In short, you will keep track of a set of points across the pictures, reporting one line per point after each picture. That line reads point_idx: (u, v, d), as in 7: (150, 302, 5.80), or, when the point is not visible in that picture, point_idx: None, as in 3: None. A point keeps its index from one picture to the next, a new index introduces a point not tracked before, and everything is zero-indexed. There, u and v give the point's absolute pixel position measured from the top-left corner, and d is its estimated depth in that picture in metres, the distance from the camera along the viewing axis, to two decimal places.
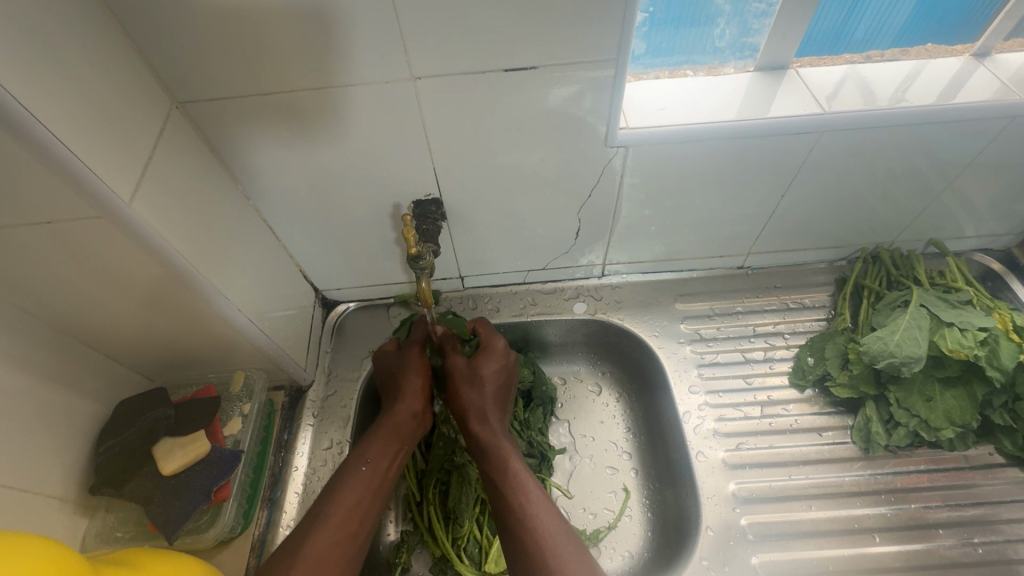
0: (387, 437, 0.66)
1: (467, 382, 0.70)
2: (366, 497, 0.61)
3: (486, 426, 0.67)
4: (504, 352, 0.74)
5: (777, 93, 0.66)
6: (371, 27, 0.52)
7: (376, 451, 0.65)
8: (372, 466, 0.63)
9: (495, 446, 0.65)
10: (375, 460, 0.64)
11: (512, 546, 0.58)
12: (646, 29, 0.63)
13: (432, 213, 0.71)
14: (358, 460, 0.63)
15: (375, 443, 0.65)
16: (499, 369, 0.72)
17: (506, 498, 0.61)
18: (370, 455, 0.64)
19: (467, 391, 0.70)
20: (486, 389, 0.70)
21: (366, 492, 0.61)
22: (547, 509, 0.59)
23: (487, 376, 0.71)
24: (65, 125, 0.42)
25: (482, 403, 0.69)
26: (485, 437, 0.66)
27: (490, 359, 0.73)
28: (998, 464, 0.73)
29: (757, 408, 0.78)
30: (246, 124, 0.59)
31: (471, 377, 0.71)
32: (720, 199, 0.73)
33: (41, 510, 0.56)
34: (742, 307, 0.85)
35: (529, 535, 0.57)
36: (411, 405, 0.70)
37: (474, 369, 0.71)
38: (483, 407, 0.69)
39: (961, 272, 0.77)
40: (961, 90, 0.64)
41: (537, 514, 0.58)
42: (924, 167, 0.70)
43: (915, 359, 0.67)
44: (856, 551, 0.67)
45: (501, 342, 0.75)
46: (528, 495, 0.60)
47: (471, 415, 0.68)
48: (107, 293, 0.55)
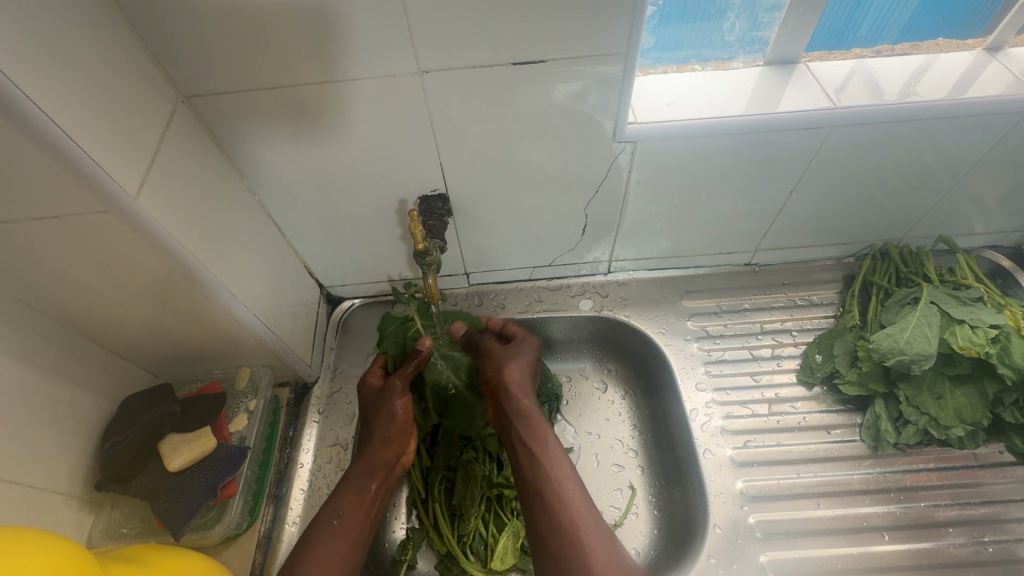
0: (360, 484, 0.65)
1: (509, 353, 0.71)
2: (343, 552, 0.60)
3: (523, 398, 0.67)
4: (536, 346, 0.74)
5: (787, 88, 0.65)
6: (377, 21, 0.51)
7: (348, 503, 0.63)
8: (354, 496, 0.64)
9: (535, 421, 0.66)
10: (348, 512, 0.63)
11: (543, 520, 0.59)
12: (655, 24, 0.63)
13: (438, 209, 0.70)
14: (331, 514, 0.62)
15: (346, 496, 0.64)
16: (536, 354, 0.73)
17: (541, 474, 0.62)
18: (343, 509, 0.63)
19: (510, 362, 0.69)
20: (524, 364, 0.70)
21: (341, 547, 0.60)
22: (582, 494, 0.60)
23: (524, 356, 0.71)
24: (71, 119, 0.42)
25: (520, 377, 0.69)
26: (524, 409, 0.66)
27: (526, 346, 0.73)
28: (1008, 462, 0.72)
29: (765, 405, 0.77)
30: (252, 118, 0.59)
31: (512, 351, 0.71)
32: (729, 196, 0.72)
33: (47, 505, 0.56)
34: (750, 303, 0.85)
35: (564, 516, 0.58)
36: (386, 451, 0.68)
37: (513, 346, 0.72)
38: (521, 382, 0.68)
39: (971, 269, 0.76)
40: (973, 85, 0.63)
41: (572, 497, 0.60)
42: (934, 163, 0.69)
43: (925, 356, 0.66)
44: (865, 549, 0.67)
45: (531, 339, 0.74)
46: (563, 476, 0.61)
47: (511, 385, 0.68)
48: (112, 288, 0.54)
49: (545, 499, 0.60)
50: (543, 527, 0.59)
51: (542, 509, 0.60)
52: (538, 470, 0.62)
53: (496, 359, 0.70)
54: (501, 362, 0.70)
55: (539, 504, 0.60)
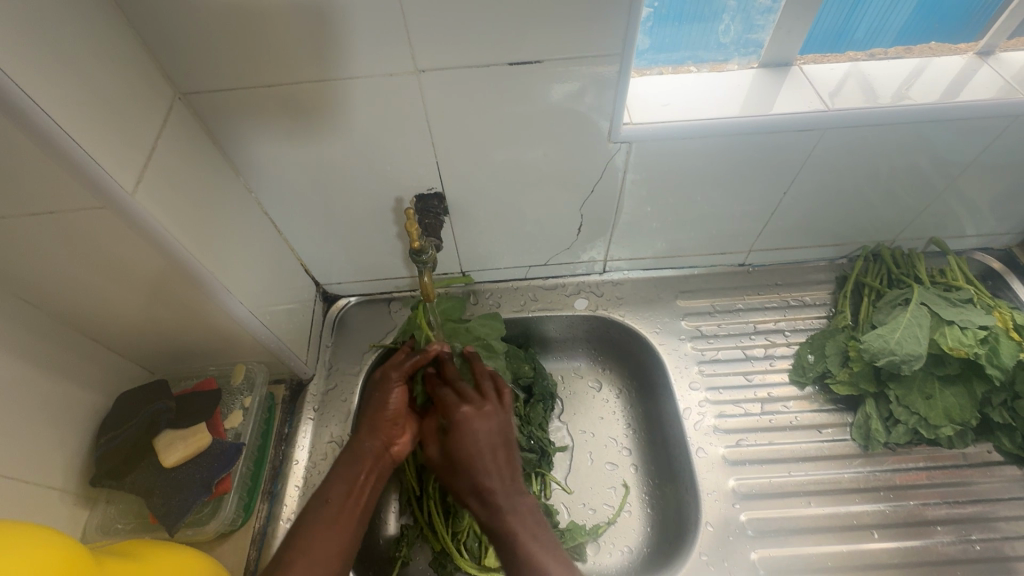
0: (350, 470, 0.63)
1: (474, 417, 0.62)
2: (336, 540, 0.57)
3: (489, 457, 0.60)
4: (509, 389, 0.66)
5: (780, 90, 0.66)
6: (375, 21, 0.52)
7: (337, 491, 0.61)
8: (344, 483, 0.62)
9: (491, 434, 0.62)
10: (336, 500, 0.60)
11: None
12: (651, 25, 0.63)
13: (434, 207, 0.71)
14: (318, 501, 0.59)
15: (334, 483, 0.61)
16: (505, 413, 0.64)
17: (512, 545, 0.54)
18: (330, 496, 0.60)
19: (476, 425, 0.61)
20: (493, 426, 0.62)
21: (332, 539, 0.57)
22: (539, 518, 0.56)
23: (492, 413, 0.63)
24: (67, 114, 0.42)
25: (488, 441, 0.61)
26: (487, 469, 0.59)
27: (497, 394, 0.65)
28: (997, 461, 0.73)
29: (757, 404, 0.78)
30: (248, 116, 0.59)
31: (479, 412, 0.62)
32: (723, 196, 0.73)
33: (42, 500, 0.56)
34: (743, 304, 0.85)
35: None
36: (373, 438, 0.65)
37: (480, 398, 0.64)
38: (490, 441, 0.61)
39: (962, 271, 0.77)
40: (964, 88, 0.64)
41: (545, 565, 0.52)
42: (925, 165, 0.70)
43: (915, 357, 0.67)
44: (855, 547, 0.68)
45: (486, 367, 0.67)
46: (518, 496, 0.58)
47: (478, 453, 0.60)
48: (109, 285, 0.55)
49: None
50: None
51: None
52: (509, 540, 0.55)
53: (461, 429, 0.61)
54: (469, 423, 0.61)
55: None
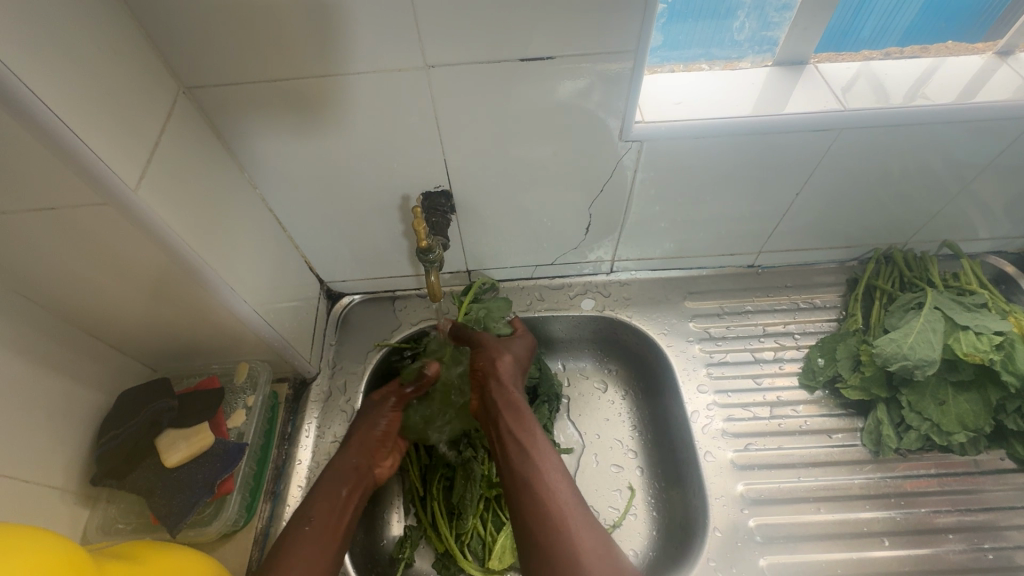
0: (333, 485, 0.64)
1: (501, 345, 0.71)
2: (315, 557, 0.57)
3: (513, 390, 0.67)
4: (534, 341, 0.75)
5: (794, 89, 0.64)
6: (384, 14, 0.50)
7: (320, 508, 0.61)
8: (326, 499, 0.62)
9: (523, 409, 0.65)
10: (319, 517, 0.60)
11: (523, 499, 0.58)
12: (664, 22, 0.62)
13: (442, 206, 0.69)
14: (301, 520, 0.60)
15: (317, 499, 0.62)
16: (529, 354, 0.73)
17: (523, 455, 0.61)
18: (314, 513, 0.60)
19: (501, 354, 0.70)
20: (517, 358, 0.71)
21: (312, 555, 0.57)
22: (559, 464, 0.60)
23: (517, 351, 0.72)
24: (70, 108, 0.41)
25: (512, 370, 0.70)
26: (515, 398, 0.66)
27: (521, 340, 0.74)
28: (1009, 468, 0.72)
29: (766, 408, 0.77)
30: (254, 111, 0.58)
31: (506, 345, 0.72)
32: (734, 197, 0.72)
33: (43, 501, 0.55)
34: (752, 306, 0.84)
35: (545, 496, 0.57)
36: (354, 456, 0.67)
37: (507, 341, 0.73)
38: (511, 369, 0.69)
39: (976, 275, 0.76)
40: (983, 88, 0.63)
41: (552, 476, 0.59)
42: (940, 167, 0.69)
43: (928, 362, 0.66)
44: (864, 554, 0.67)
45: (529, 334, 0.76)
46: (544, 452, 0.61)
47: (502, 375, 0.68)
48: (111, 282, 0.54)
49: (524, 474, 0.59)
50: (524, 510, 0.57)
51: (523, 489, 0.58)
52: (521, 452, 0.61)
53: (488, 350, 0.71)
54: (494, 353, 0.70)
55: (522, 494, 0.58)
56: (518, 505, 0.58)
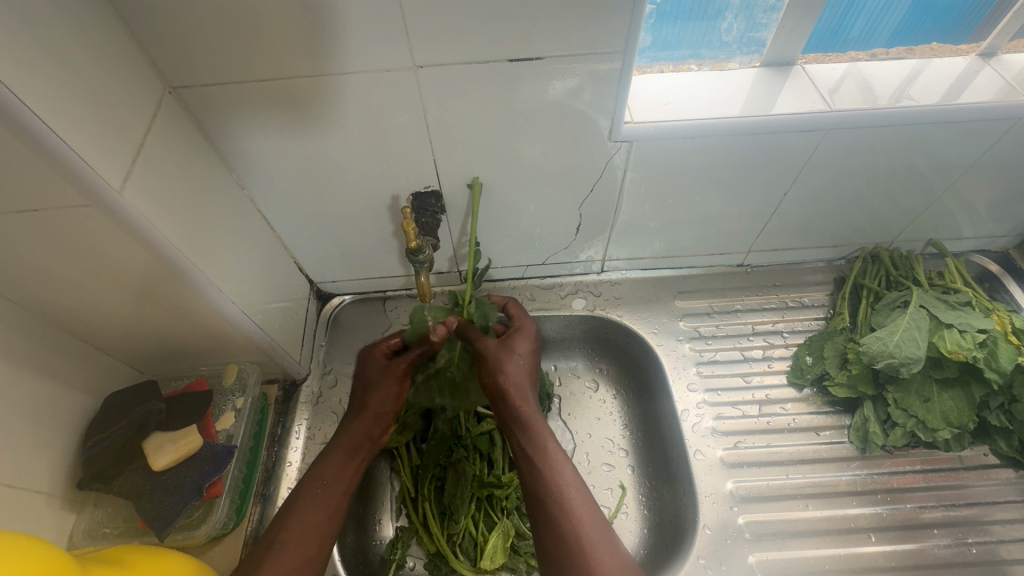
0: (346, 455, 0.64)
1: (505, 354, 0.68)
2: (323, 522, 0.59)
3: (523, 402, 0.64)
4: (534, 336, 0.72)
5: (782, 89, 0.65)
6: (372, 15, 0.50)
7: (333, 472, 0.62)
8: (338, 467, 0.63)
9: (536, 426, 0.62)
10: (331, 481, 0.62)
11: (545, 527, 0.56)
12: (653, 22, 0.62)
13: (431, 206, 0.69)
14: (315, 483, 0.61)
15: (331, 465, 0.63)
16: (533, 355, 0.70)
17: (540, 477, 0.59)
18: (327, 478, 0.62)
19: (507, 364, 0.66)
20: (522, 365, 0.68)
21: (322, 517, 0.59)
22: (582, 491, 0.58)
23: (521, 355, 0.69)
24: (53, 110, 0.41)
25: (519, 379, 0.66)
26: (526, 411, 0.64)
27: (523, 340, 0.70)
28: (992, 464, 0.73)
29: (755, 406, 0.78)
30: (242, 111, 0.58)
31: (510, 352, 0.68)
32: (722, 197, 0.72)
33: (28, 506, 0.55)
34: (742, 305, 0.85)
35: (566, 523, 0.55)
36: (373, 425, 0.67)
37: (510, 346, 0.69)
38: (519, 377, 0.66)
39: (960, 273, 0.77)
40: (966, 89, 0.63)
41: (573, 499, 0.57)
42: (925, 168, 0.70)
43: (914, 360, 0.67)
44: (851, 550, 0.68)
45: (529, 325, 0.73)
46: (565, 477, 0.58)
47: (510, 388, 0.65)
48: (97, 284, 0.53)
49: (544, 499, 0.57)
50: (548, 538, 0.56)
51: (542, 514, 0.57)
52: (538, 473, 0.59)
53: (490, 362, 0.67)
54: (499, 364, 0.67)
55: (544, 522, 0.57)
56: (541, 532, 0.57)
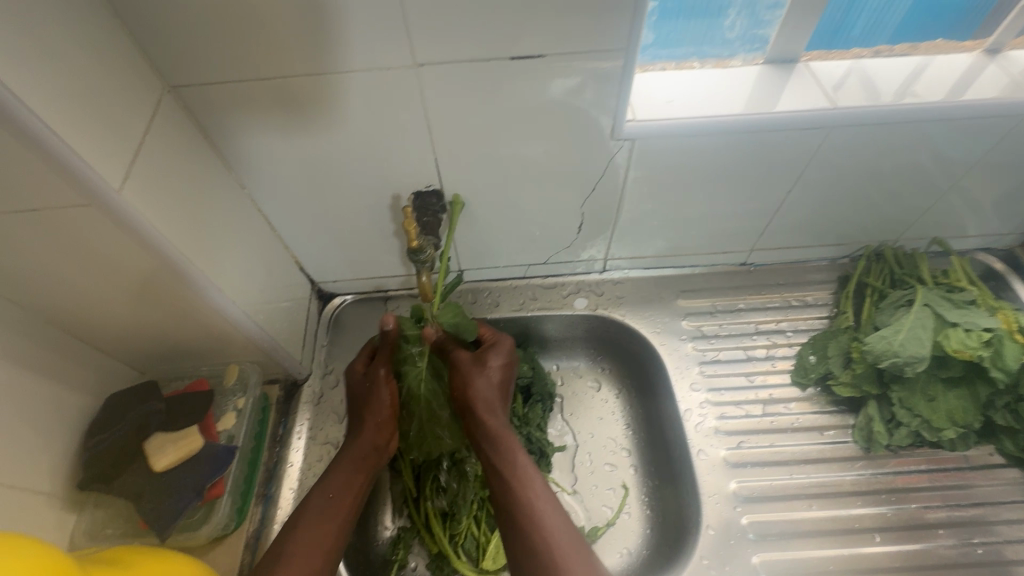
0: (352, 466, 0.65)
1: (474, 369, 0.67)
2: (332, 532, 0.60)
3: (491, 418, 0.65)
4: (510, 350, 0.71)
5: (785, 87, 0.64)
6: (372, 13, 0.50)
7: (340, 484, 0.63)
8: (346, 475, 0.64)
9: (505, 441, 0.63)
10: (338, 492, 0.62)
11: (516, 544, 0.57)
12: (655, 19, 0.62)
13: (432, 206, 0.68)
14: (321, 495, 0.62)
15: (340, 475, 0.64)
16: (506, 366, 0.70)
17: (509, 494, 0.59)
18: (333, 489, 0.63)
19: (476, 380, 0.66)
20: (492, 378, 0.67)
21: (330, 528, 0.60)
22: (551, 504, 0.58)
23: (493, 367, 0.68)
24: (52, 109, 0.40)
25: (488, 394, 0.66)
26: (494, 427, 0.64)
27: (496, 353, 0.70)
28: (998, 464, 0.73)
29: (758, 406, 0.77)
30: (242, 111, 0.57)
31: (480, 367, 0.68)
32: (725, 195, 0.72)
33: (28, 507, 0.54)
34: (745, 304, 0.85)
35: (534, 539, 0.55)
36: (376, 435, 0.67)
37: (480, 359, 0.69)
38: (488, 392, 0.66)
39: (965, 271, 0.77)
40: (971, 86, 0.63)
41: (542, 514, 0.57)
42: (930, 165, 0.69)
43: (919, 360, 0.67)
44: (855, 550, 0.67)
45: (505, 341, 0.71)
46: (531, 491, 0.59)
47: (478, 405, 0.65)
48: (97, 284, 0.53)
49: (514, 514, 0.58)
50: (518, 555, 0.56)
51: (513, 531, 0.57)
52: (508, 490, 0.60)
53: (461, 377, 0.67)
54: (468, 379, 0.67)
55: (514, 538, 0.57)
56: (512, 548, 0.57)
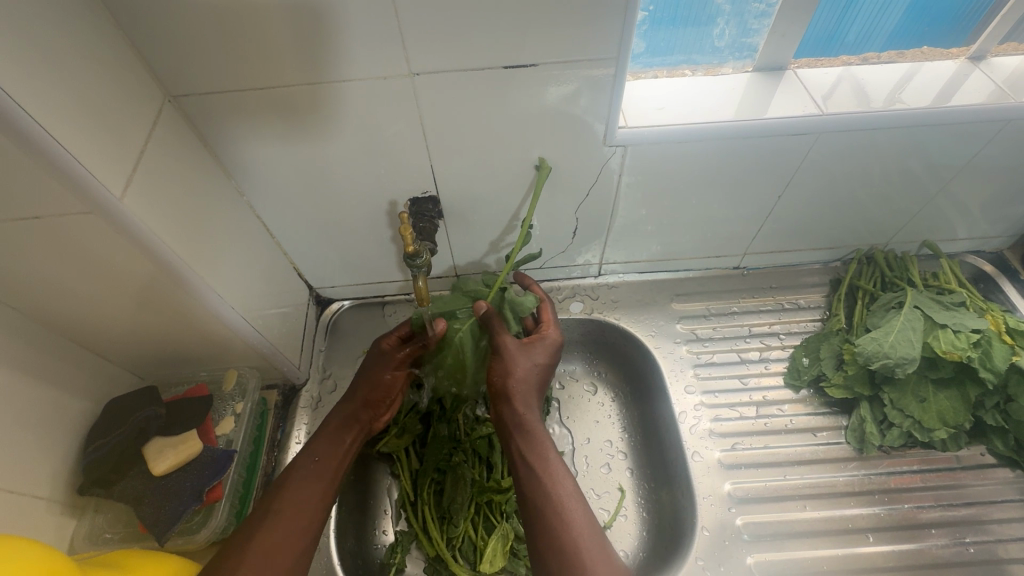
0: (336, 434, 0.67)
1: (519, 356, 0.68)
2: (318, 495, 0.61)
3: (527, 409, 0.65)
4: (557, 348, 0.71)
5: (774, 93, 0.65)
6: (368, 25, 0.51)
7: (325, 448, 0.65)
8: (332, 443, 0.66)
9: (538, 437, 0.63)
10: (323, 455, 0.64)
11: (540, 535, 0.56)
12: (646, 29, 0.63)
13: (428, 211, 0.70)
14: (308, 457, 0.63)
15: (322, 441, 0.65)
16: (548, 362, 0.70)
17: (541, 487, 0.59)
18: (320, 453, 0.64)
19: (519, 367, 0.67)
20: (535, 370, 0.68)
21: (317, 487, 0.61)
22: (581, 503, 0.58)
23: (536, 363, 0.69)
24: (56, 123, 0.41)
25: (528, 386, 0.67)
26: (530, 420, 0.64)
27: (543, 347, 0.70)
28: (989, 463, 0.73)
29: (752, 408, 0.78)
30: (239, 119, 0.58)
31: (525, 355, 0.68)
32: (715, 200, 0.73)
33: (28, 511, 0.55)
34: (738, 307, 0.86)
35: (563, 533, 0.55)
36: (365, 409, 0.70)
37: (529, 350, 0.69)
38: (530, 380, 0.67)
39: (954, 274, 0.78)
40: (957, 93, 0.64)
41: (571, 510, 0.57)
42: (919, 169, 0.70)
43: (909, 360, 0.67)
44: (850, 550, 0.68)
45: (553, 335, 0.72)
46: (564, 490, 0.58)
47: (516, 393, 0.66)
48: (98, 291, 0.54)
49: (542, 508, 0.58)
50: (544, 549, 0.55)
51: (537, 523, 0.57)
52: (538, 483, 0.59)
53: (505, 362, 0.68)
54: (511, 366, 0.67)
55: (540, 531, 0.56)
56: (537, 542, 0.56)
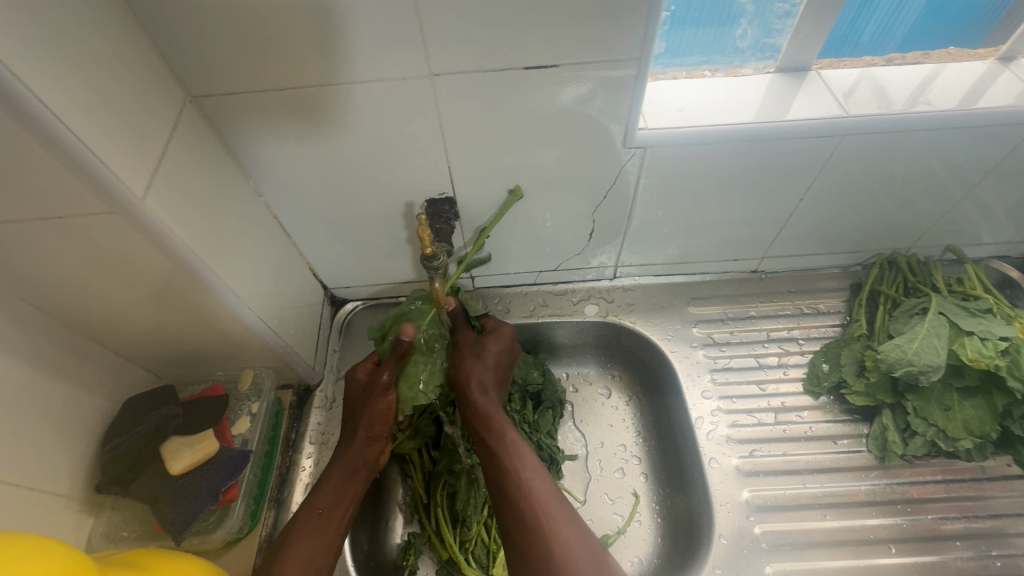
0: (340, 483, 0.63)
1: (472, 352, 0.68)
2: (322, 551, 0.59)
3: (485, 397, 0.65)
4: (512, 339, 0.71)
5: (797, 94, 0.64)
6: (388, 25, 0.51)
7: (327, 500, 0.62)
8: (335, 491, 0.63)
9: (497, 422, 0.63)
10: (326, 509, 0.61)
11: (508, 519, 0.57)
12: (667, 28, 0.62)
13: (445, 212, 0.70)
14: (310, 510, 0.61)
15: (326, 492, 0.62)
16: (504, 351, 0.70)
17: (504, 471, 0.59)
18: (321, 506, 0.61)
19: (472, 361, 0.67)
20: (489, 362, 0.68)
21: (321, 544, 0.59)
22: (542, 478, 0.58)
23: (491, 353, 0.68)
24: (80, 123, 0.41)
25: (485, 375, 0.67)
26: (488, 407, 0.64)
27: (495, 339, 0.70)
28: (1015, 475, 0.72)
29: (771, 414, 0.77)
30: (258, 120, 0.58)
31: (478, 349, 0.68)
32: (735, 202, 0.72)
33: (47, 508, 0.55)
34: (756, 311, 0.84)
35: (528, 512, 0.56)
36: (368, 449, 0.66)
37: (482, 344, 0.69)
38: (485, 378, 0.66)
39: (979, 279, 0.76)
40: (985, 95, 0.63)
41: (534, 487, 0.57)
42: (944, 173, 0.69)
43: (933, 368, 0.66)
44: (871, 561, 0.67)
45: (505, 329, 0.72)
46: (525, 468, 0.59)
47: (471, 384, 0.66)
48: (117, 290, 0.54)
49: (507, 491, 0.58)
50: (514, 531, 0.56)
51: (506, 505, 0.57)
52: (500, 467, 0.60)
53: (459, 358, 0.68)
54: (465, 359, 0.67)
55: (508, 513, 0.57)
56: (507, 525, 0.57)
